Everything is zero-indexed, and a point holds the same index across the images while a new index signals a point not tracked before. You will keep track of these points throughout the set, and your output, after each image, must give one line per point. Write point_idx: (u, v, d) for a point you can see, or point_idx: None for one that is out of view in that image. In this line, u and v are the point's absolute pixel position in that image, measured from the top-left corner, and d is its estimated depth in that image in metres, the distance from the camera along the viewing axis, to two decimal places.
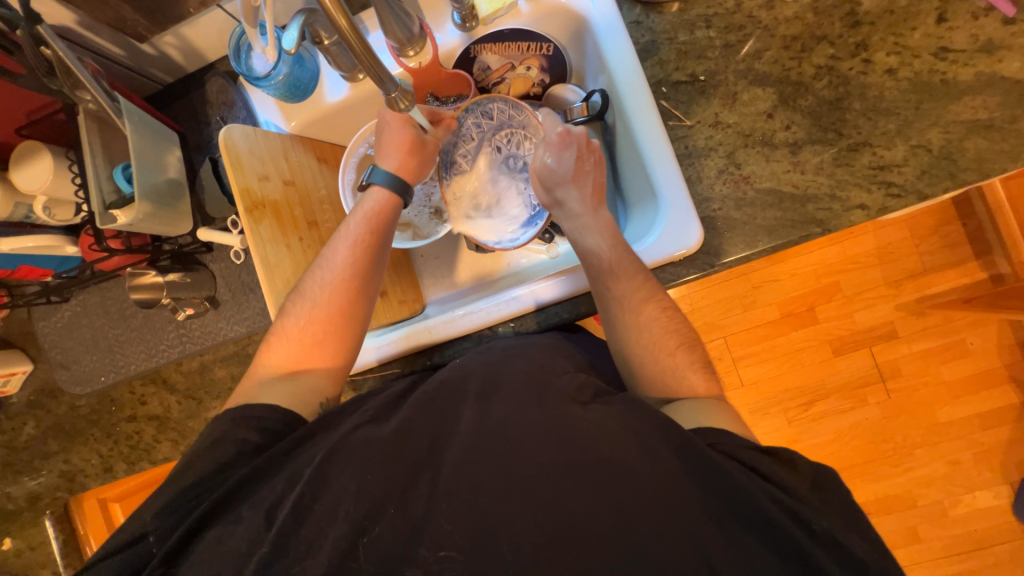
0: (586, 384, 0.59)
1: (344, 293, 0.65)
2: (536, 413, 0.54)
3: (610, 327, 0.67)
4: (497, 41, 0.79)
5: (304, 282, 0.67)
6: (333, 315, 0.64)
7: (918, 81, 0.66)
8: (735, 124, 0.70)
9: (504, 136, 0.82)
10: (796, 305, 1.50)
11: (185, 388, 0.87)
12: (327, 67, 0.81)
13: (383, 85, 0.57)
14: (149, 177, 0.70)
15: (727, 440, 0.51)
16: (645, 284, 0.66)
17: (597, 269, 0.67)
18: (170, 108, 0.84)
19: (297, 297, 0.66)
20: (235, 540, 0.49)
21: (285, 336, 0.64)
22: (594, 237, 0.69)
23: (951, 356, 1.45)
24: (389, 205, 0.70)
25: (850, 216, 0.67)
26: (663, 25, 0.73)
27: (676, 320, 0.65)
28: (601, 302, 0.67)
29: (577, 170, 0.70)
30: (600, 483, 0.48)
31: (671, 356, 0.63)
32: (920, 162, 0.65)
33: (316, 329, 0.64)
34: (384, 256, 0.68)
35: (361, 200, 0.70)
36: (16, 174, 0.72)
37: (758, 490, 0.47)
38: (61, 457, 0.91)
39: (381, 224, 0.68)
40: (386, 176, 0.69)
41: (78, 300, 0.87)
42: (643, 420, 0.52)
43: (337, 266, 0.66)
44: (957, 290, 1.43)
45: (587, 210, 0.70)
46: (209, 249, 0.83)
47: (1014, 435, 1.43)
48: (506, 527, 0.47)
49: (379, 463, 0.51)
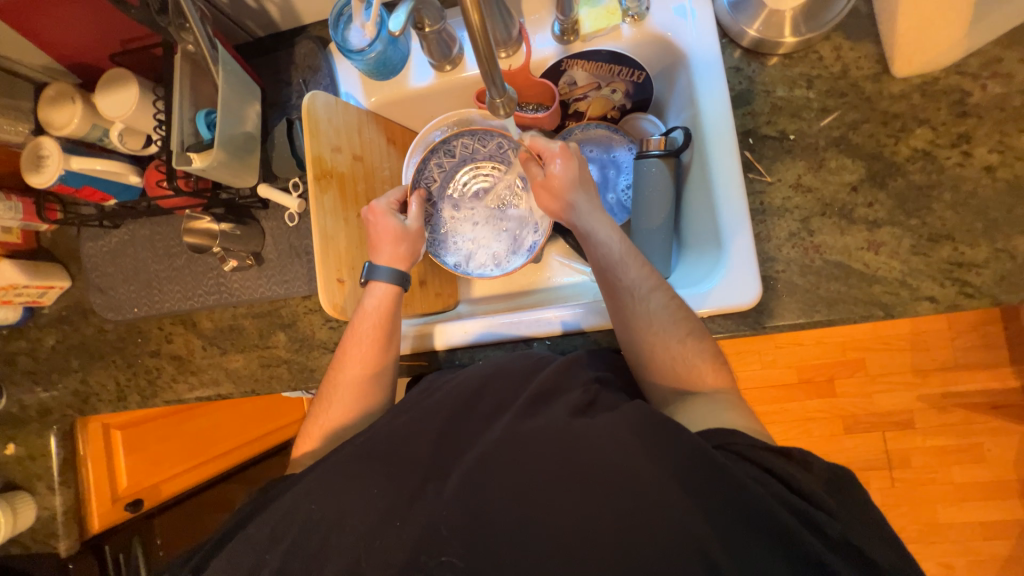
0: (596, 398, 0.57)
1: (355, 389, 0.68)
2: (552, 428, 0.52)
3: (619, 319, 0.65)
4: (590, 60, 0.77)
5: (323, 384, 0.71)
6: (348, 407, 0.67)
7: (1015, 185, 0.64)
8: (816, 189, 0.69)
9: (468, 168, 0.89)
10: (816, 374, 1.47)
11: (211, 335, 0.88)
12: (417, 53, 0.81)
13: (494, 85, 0.54)
14: (229, 127, 0.71)
15: (738, 441, 0.50)
16: (654, 274, 0.66)
17: (608, 261, 0.67)
18: (255, 61, 0.85)
19: (320, 399, 0.70)
20: (251, 550, 0.51)
21: (309, 433, 0.68)
22: (605, 230, 0.69)
23: (967, 459, 1.41)
24: (391, 299, 0.71)
25: (917, 306, 0.65)
26: (764, 77, 0.72)
27: (685, 307, 0.64)
28: (610, 295, 0.66)
29: (579, 178, 0.72)
30: (615, 508, 0.45)
31: (689, 345, 0.62)
32: (1002, 266, 0.63)
33: (333, 420, 0.67)
34: (392, 348, 0.70)
35: (364, 296, 0.72)
36: (102, 99, 0.73)
37: (772, 499, 0.44)
38: (78, 376, 0.93)
39: (385, 317, 0.70)
40: (385, 271, 0.71)
41: (128, 229, 0.88)
42: (649, 425, 0.49)
43: (349, 366, 0.69)
44: (986, 393, 1.39)
45: (594, 209, 0.71)
46: (264, 205, 0.82)
47: (1014, 552, 1.39)
48: (511, 534, 0.46)
49: (389, 477, 0.52)
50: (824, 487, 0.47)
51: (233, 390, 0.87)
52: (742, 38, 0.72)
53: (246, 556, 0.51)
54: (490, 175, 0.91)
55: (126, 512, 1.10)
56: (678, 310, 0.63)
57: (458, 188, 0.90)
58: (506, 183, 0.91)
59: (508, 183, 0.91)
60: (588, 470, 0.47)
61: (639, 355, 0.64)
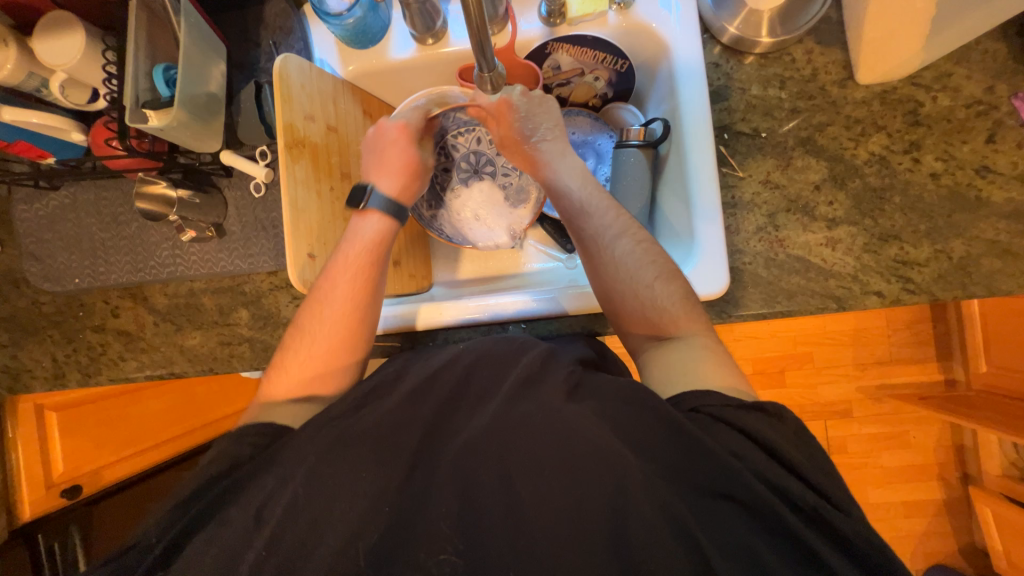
0: (579, 380, 0.58)
1: (344, 327, 0.66)
2: (535, 411, 0.53)
3: (590, 269, 0.69)
4: (575, 45, 0.77)
5: (298, 321, 0.67)
6: (334, 348, 0.65)
7: (955, 191, 0.69)
8: (783, 187, 0.73)
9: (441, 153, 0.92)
10: (769, 365, 1.57)
11: (164, 310, 0.82)
12: (398, 22, 0.78)
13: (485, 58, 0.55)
14: (191, 86, 0.66)
15: (711, 402, 0.53)
16: (619, 220, 0.69)
17: (571, 210, 0.71)
18: (220, 17, 0.79)
19: (296, 335, 0.67)
20: (229, 541, 0.49)
21: (285, 371, 0.65)
22: (567, 180, 0.73)
23: (895, 445, 1.54)
24: (386, 231, 0.71)
25: (866, 300, 0.70)
26: (740, 74, 0.75)
27: (652, 250, 0.67)
28: (579, 243, 0.70)
29: (527, 127, 0.75)
30: (602, 482, 0.48)
31: (658, 285, 0.64)
32: (940, 266, 0.69)
33: (315, 357, 0.64)
34: (380, 287, 0.69)
35: (357, 227, 0.70)
36: (39, 44, 0.65)
37: (749, 473, 0.47)
38: (8, 352, 0.84)
39: (377, 250, 0.69)
40: (383, 199, 0.71)
41: (69, 192, 0.80)
42: (640, 410, 0.52)
43: (334, 304, 0.66)
44: (913, 385, 1.53)
45: (558, 158, 0.75)
46: (227, 173, 0.77)
47: (928, 527, 1.54)
48: (502, 513, 0.49)
49: (376, 459, 0.51)
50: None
51: (188, 369, 0.82)
52: (722, 34, 0.74)
53: (227, 545, 0.48)
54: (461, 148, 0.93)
55: (61, 499, 1.05)
56: (646, 255, 0.66)
57: (447, 177, 0.94)
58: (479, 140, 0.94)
59: (481, 139, 0.94)
60: (574, 449, 0.50)
61: (616, 314, 0.67)
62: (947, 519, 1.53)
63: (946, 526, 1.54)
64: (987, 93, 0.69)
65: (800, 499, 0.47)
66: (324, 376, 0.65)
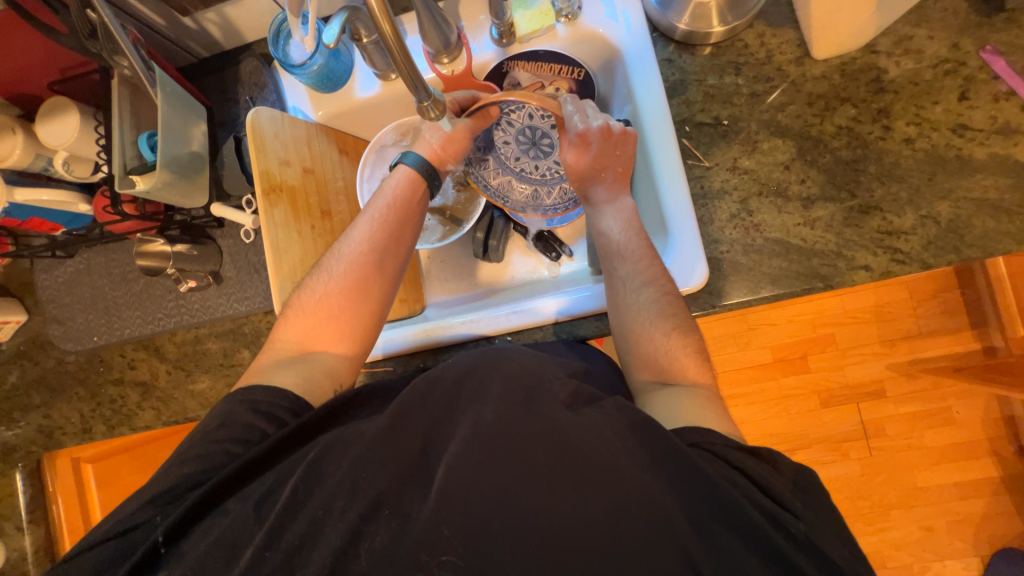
0: (577, 390, 0.57)
1: (360, 268, 0.68)
2: (528, 420, 0.52)
3: (612, 305, 0.70)
4: (530, 60, 0.81)
5: (325, 259, 0.71)
6: (351, 287, 0.68)
7: (934, 153, 0.67)
8: (753, 171, 0.72)
9: (506, 137, 0.89)
10: (789, 352, 1.51)
11: (175, 358, 0.87)
12: (361, 64, 0.82)
13: (415, 90, 0.58)
14: (174, 148, 0.72)
15: (715, 440, 0.51)
16: (651, 269, 0.68)
17: (608, 250, 0.73)
18: (202, 82, 0.85)
19: (314, 276, 0.69)
20: None
21: (300, 313, 0.67)
22: (610, 220, 0.75)
23: (937, 423, 1.45)
24: (412, 183, 0.75)
25: (854, 275, 0.68)
26: (695, 66, 0.75)
27: (675, 304, 0.66)
28: (608, 281, 0.72)
29: (595, 167, 0.75)
30: (592, 485, 0.48)
31: (675, 339, 0.64)
32: (927, 232, 0.66)
33: (329, 296, 0.67)
34: (405, 233, 0.73)
35: (386, 181, 0.76)
36: (41, 128, 0.73)
37: (744, 500, 0.46)
38: (41, 411, 0.90)
39: (401, 197, 0.74)
40: (418, 160, 0.76)
41: (83, 258, 0.87)
42: (634, 428, 0.51)
43: (357, 242, 0.70)
44: (948, 357, 1.45)
45: (609, 200, 0.76)
46: (220, 224, 0.83)
47: (991, 509, 1.43)
48: (496, 533, 0.47)
49: None
50: (782, 477, 0.50)
51: (201, 412, 0.86)
52: (673, 32, 0.75)
53: None
54: (515, 123, 0.88)
55: None
56: (668, 307, 0.66)
57: (508, 151, 0.89)
58: (532, 114, 0.88)
59: (533, 113, 0.88)
60: (571, 459, 0.49)
61: (627, 353, 0.68)
62: (1009, 498, 1.42)
63: (1009, 505, 1.42)
64: (954, 51, 0.68)
65: (766, 507, 0.46)
66: (337, 315, 0.67)
